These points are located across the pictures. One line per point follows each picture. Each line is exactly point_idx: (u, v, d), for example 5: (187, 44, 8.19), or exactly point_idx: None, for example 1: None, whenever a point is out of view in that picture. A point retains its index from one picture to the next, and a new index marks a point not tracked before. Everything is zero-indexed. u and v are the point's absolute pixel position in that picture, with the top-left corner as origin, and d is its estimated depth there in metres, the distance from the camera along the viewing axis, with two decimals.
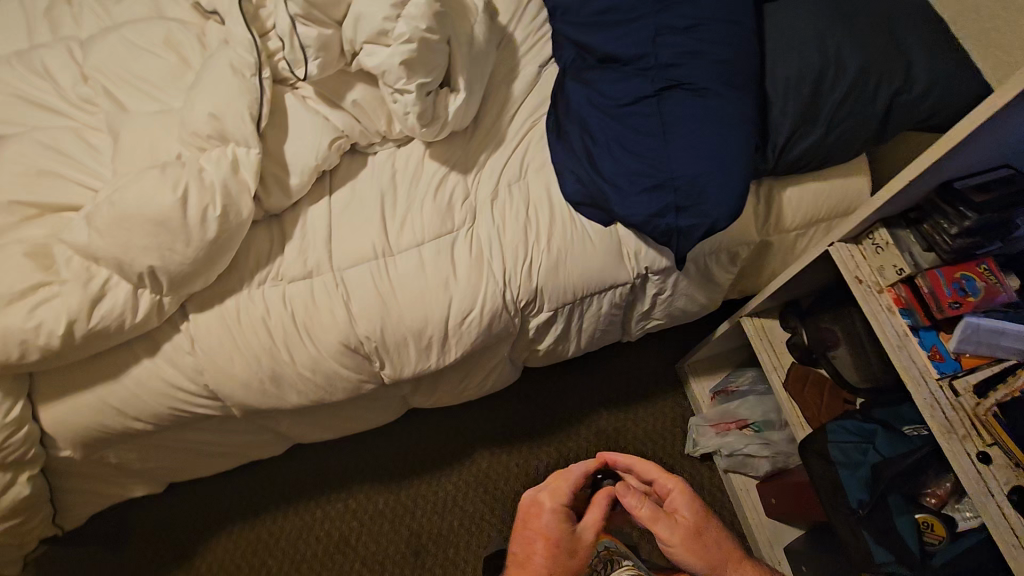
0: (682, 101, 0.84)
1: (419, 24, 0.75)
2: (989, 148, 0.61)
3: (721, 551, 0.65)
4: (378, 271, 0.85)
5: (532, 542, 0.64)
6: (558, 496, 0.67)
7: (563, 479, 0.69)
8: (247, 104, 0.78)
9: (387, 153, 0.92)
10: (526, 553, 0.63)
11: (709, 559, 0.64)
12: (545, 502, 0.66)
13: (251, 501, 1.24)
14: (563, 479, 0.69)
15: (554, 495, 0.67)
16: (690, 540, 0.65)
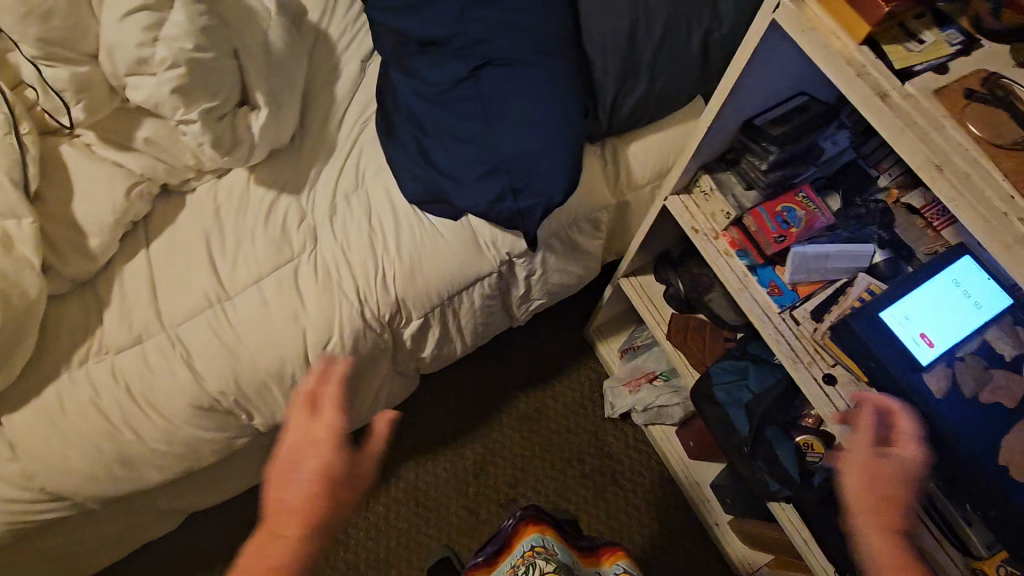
0: (498, 78, 0.80)
1: (183, 45, 0.66)
2: (773, 81, 0.63)
3: (895, 507, 0.49)
4: (218, 319, 0.78)
5: (303, 487, 0.52)
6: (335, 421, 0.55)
7: (296, 419, 0.55)
8: (7, 169, 0.69)
9: (207, 188, 0.84)
10: (292, 506, 0.51)
11: (868, 488, 0.51)
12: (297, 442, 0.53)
13: None
14: (332, 402, 0.56)
15: (330, 428, 0.54)
16: (869, 468, 0.51)
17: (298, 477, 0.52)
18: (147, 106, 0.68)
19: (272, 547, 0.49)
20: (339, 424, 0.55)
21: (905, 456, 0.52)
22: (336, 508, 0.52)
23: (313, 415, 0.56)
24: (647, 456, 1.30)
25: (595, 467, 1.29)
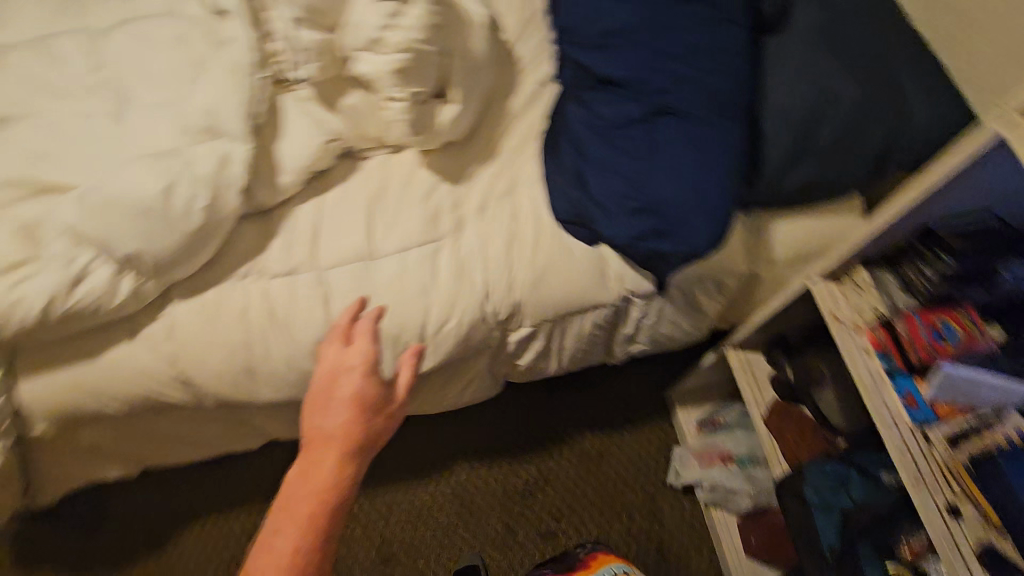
0: (671, 127, 0.83)
1: (414, 35, 0.75)
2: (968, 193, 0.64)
3: None
4: (360, 274, 0.86)
5: (337, 415, 0.74)
6: (337, 353, 0.80)
7: (360, 340, 0.80)
8: (243, 102, 0.80)
9: (381, 159, 0.93)
10: (330, 431, 0.73)
11: None
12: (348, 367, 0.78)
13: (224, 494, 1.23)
14: (361, 337, 0.80)
15: (362, 356, 0.79)
16: None
17: (323, 399, 0.76)
18: (368, 78, 0.78)
19: (314, 464, 0.70)
20: (369, 356, 0.80)
21: None
22: (355, 433, 0.73)
23: (336, 349, 0.80)
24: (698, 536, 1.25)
25: (641, 528, 1.26)
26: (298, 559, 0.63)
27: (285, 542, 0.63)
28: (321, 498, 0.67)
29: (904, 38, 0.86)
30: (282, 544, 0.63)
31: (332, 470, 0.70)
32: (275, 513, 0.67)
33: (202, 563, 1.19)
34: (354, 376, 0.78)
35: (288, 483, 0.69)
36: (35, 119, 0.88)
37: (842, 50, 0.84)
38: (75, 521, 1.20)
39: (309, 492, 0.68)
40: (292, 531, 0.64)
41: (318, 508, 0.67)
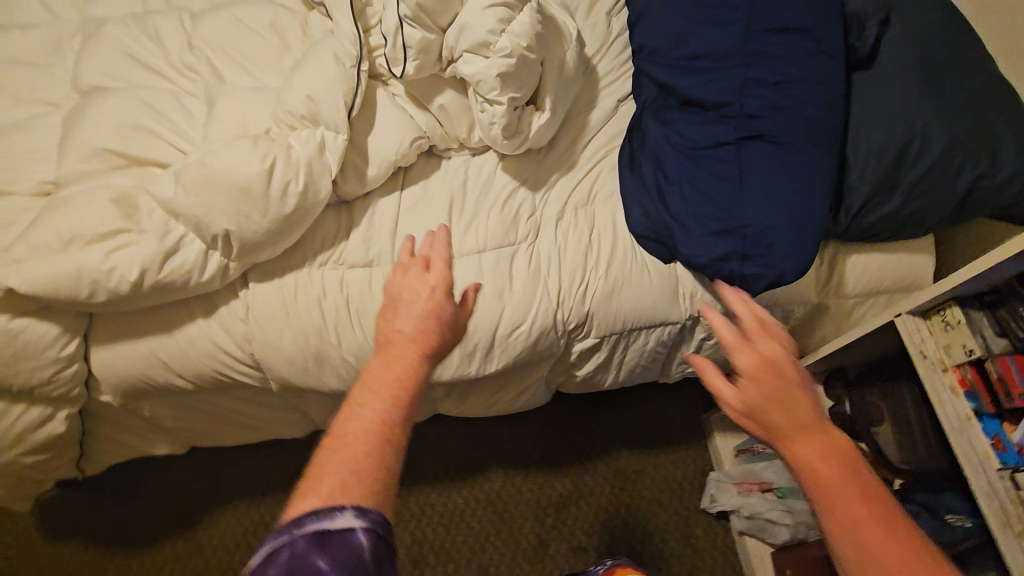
0: (762, 153, 0.83)
1: (520, 42, 0.76)
2: None
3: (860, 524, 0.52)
4: None
5: (415, 319, 0.63)
6: (414, 272, 0.70)
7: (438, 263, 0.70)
8: (344, 93, 0.80)
9: (461, 160, 0.94)
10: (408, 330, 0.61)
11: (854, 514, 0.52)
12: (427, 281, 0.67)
13: (258, 480, 1.22)
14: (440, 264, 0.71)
15: (442, 275, 0.68)
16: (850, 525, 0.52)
17: (398, 309, 0.63)
18: (470, 80, 0.78)
19: (397, 352, 0.58)
20: (448, 280, 0.68)
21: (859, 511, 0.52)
22: (437, 336, 0.62)
23: (414, 271, 0.70)
24: (730, 564, 1.24)
25: (674, 552, 1.25)
26: (390, 423, 0.51)
27: (374, 412, 0.51)
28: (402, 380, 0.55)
29: (1000, 84, 0.86)
30: (371, 413, 0.51)
31: (415, 364, 0.58)
32: (351, 396, 0.53)
33: (231, 548, 1.18)
34: (436, 293, 0.66)
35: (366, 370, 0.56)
36: (132, 93, 0.90)
37: (936, 91, 0.84)
38: (108, 493, 1.19)
39: (389, 380, 0.55)
40: (380, 407, 0.52)
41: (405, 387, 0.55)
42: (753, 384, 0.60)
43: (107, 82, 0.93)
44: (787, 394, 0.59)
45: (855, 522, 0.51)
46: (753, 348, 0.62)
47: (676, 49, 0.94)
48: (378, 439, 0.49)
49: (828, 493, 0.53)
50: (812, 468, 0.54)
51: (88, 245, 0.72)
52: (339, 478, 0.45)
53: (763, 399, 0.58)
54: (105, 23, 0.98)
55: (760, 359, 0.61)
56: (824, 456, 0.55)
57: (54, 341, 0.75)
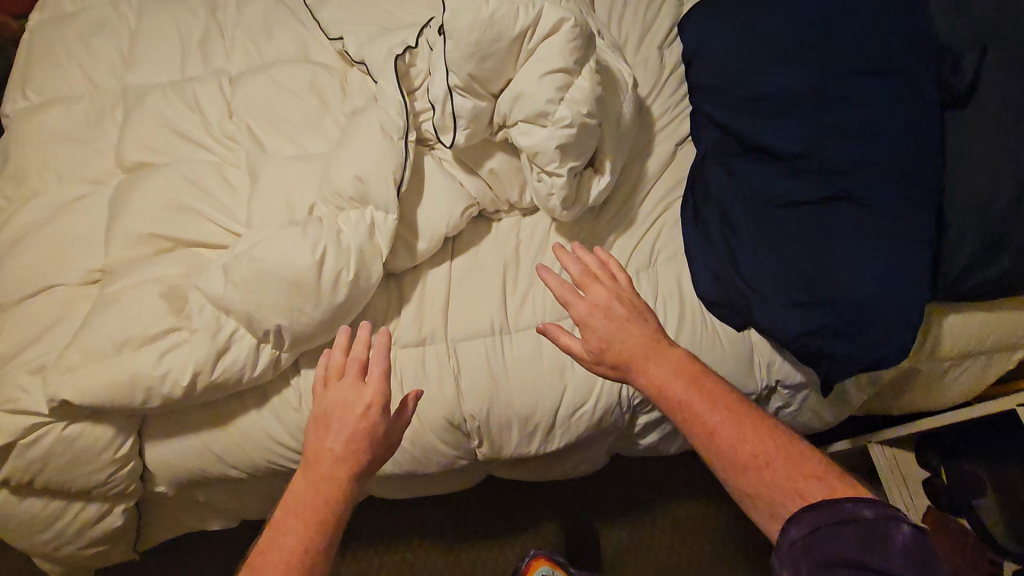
0: (850, 215, 0.75)
1: (580, 109, 0.70)
2: None
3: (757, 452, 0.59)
4: (492, 350, 0.81)
5: (342, 438, 0.62)
6: (346, 379, 0.64)
7: (378, 364, 0.64)
8: (393, 169, 0.76)
9: (512, 222, 0.88)
10: (335, 454, 0.62)
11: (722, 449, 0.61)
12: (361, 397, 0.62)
13: None
14: (375, 368, 0.64)
15: (377, 388, 0.63)
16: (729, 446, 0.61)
17: (331, 426, 0.63)
18: (527, 152, 0.72)
19: (326, 479, 0.61)
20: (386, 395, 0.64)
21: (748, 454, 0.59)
22: (366, 456, 0.63)
23: (344, 375, 0.65)
24: None
25: None
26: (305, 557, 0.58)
27: (292, 542, 0.58)
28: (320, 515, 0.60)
29: None
30: (299, 535, 0.59)
31: (339, 495, 0.61)
32: (281, 515, 0.61)
33: None
34: (356, 422, 0.62)
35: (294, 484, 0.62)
36: (174, 170, 0.88)
37: None
38: None
39: (310, 513, 0.60)
40: (307, 534, 0.59)
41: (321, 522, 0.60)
42: (614, 347, 0.68)
43: (151, 157, 0.91)
44: (646, 347, 0.68)
45: (735, 437, 0.60)
46: (600, 312, 0.70)
47: (737, 90, 0.87)
48: (298, 565, 0.57)
49: (712, 429, 0.61)
50: (687, 405, 0.63)
51: (138, 348, 0.70)
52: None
53: (626, 355, 0.68)
54: (145, 93, 0.96)
55: (605, 321, 0.69)
56: (688, 390, 0.64)
57: (109, 443, 0.73)
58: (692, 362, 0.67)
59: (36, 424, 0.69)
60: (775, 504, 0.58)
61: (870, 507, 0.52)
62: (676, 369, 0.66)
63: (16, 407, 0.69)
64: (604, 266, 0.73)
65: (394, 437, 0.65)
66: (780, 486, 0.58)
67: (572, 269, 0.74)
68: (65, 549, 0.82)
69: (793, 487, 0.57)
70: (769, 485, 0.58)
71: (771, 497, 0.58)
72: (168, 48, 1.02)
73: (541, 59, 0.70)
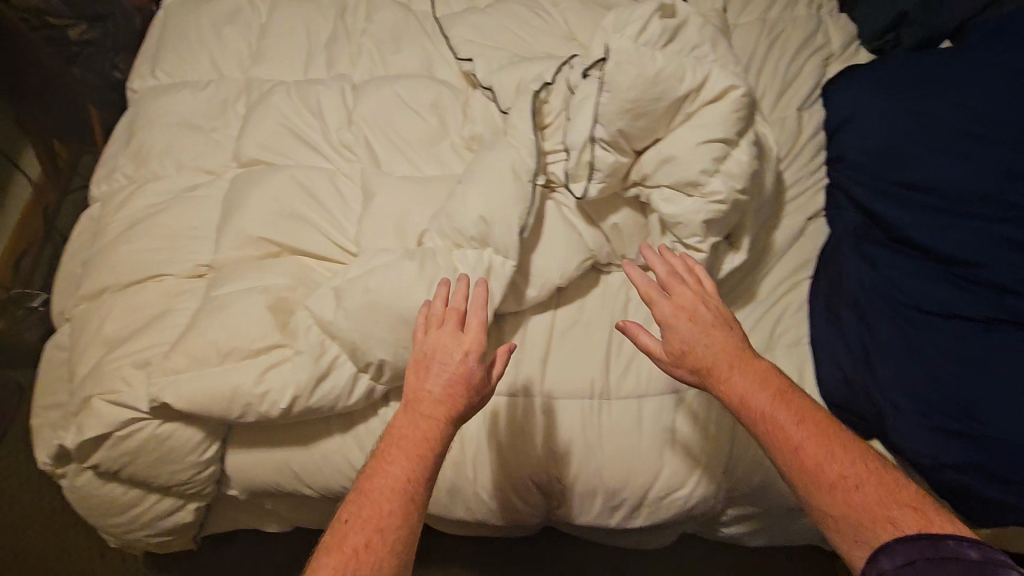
0: (1015, 343, 0.67)
1: (736, 184, 0.65)
2: None
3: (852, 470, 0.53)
4: (587, 415, 0.77)
5: (440, 385, 0.59)
6: (440, 326, 0.62)
7: (480, 314, 0.61)
8: (519, 213, 0.72)
9: (623, 278, 0.83)
10: (431, 399, 0.58)
11: (811, 460, 0.54)
12: (460, 344, 0.60)
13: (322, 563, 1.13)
14: (476, 321, 0.61)
15: (478, 338, 0.60)
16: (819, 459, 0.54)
17: (425, 371, 0.60)
18: (667, 220, 0.68)
19: (423, 419, 0.58)
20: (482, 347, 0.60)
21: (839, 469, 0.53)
22: (462, 406, 0.59)
23: (436, 322, 0.62)
24: None
25: None
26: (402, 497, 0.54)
27: (398, 477, 0.55)
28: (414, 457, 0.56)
29: None
30: (405, 473, 0.55)
31: (436, 436, 0.57)
32: (380, 452, 0.57)
33: None
34: (453, 365, 0.59)
35: (394, 426, 0.59)
36: (290, 174, 0.87)
37: None
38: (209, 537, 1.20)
39: (407, 451, 0.56)
40: (410, 472, 0.56)
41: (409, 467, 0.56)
42: (696, 350, 0.61)
43: (268, 156, 0.91)
44: (729, 352, 0.61)
45: (824, 454, 0.54)
46: (684, 314, 0.62)
47: (895, 172, 0.81)
48: (403, 498, 0.54)
49: (797, 444, 0.55)
50: (770, 418, 0.57)
51: (242, 362, 0.69)
52: (383, 527, 0.52)
53: (709, 360, 0.60)
54: (269, 90, 0.96)
55: (689, 323, 0.62)
56: (773, 402, 0.58)
57: (195, 448, 0.73)
58: (777, 377, 0.60)
59: (133, 418, 0.70)
60: (871, 528, 0.50)
61: (975, 547, 0.45)
62: (761, 382, 0.59)
63: (118, 400, 0.69)
64: (687, 263, 0.65)
65: (486, 386, 0.61)
66: (874, 511, 0.51)
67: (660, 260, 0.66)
68: (134, 533, 0.83)
69: (885, 515, 0.50)
70: (859, 508, 0.52)
71: (872, 519, 0.51)
72: (297, 47, 1.02)
73: (700, 126, 0.66)
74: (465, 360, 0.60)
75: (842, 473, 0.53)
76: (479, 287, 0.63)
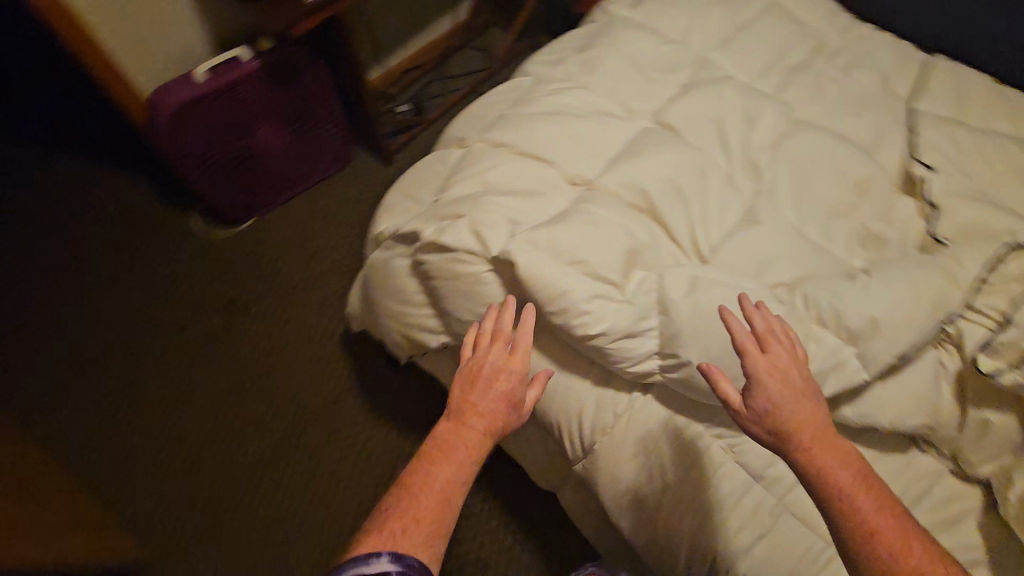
0: None
1: None
2: None
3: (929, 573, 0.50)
4: (807, 551, 0.70)
5: (489, 398, 0.65)
6: (495, 345, 0.68)
7: (526, 348, 0.68)
8: (904, 340, 0.69)
9: (934, 467, 0.73)
10: (479, 408, 0.64)
11: (888, 549, 0.51)
12: (507, 361, 0.67)
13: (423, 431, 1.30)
14: (524, 348, 0.68)
15: (523, 362, 0.67)
16: (896, 550, 0.51)
17: (473, 383, 0.66)
18: None
19: (465, 427, 0.63)
20: (527, 373, 0.67)
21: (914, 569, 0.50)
22: (500, 423, 0.65)
23: (486, 347, 0.69)
24: None
25: None
26: (445, 490, 0.58)
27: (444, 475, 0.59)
28: (456, 462, 0.60)
29: None
30: (448, 471, 0.59)
31: (476, 445, 0.62)
32: (422, 457, 0.61)
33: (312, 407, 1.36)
34: (502, 377, 0.66)
35: (435, 433, 0.63)
36: (696, 156, 0.90)
37: None
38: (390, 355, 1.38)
39: (449, 454, 0.61)
40: (454, 469, 0.60)
41: (453, 471, 0.60)
42: (783, 415, 0.59)
43: (684, 130, 0.95)
44: (815, 426, 0.59)
45: (902, 550, 0.51)
46: (778, 376, 0.61)
47: None
48: (447, 497, 0.58)
49: (873, 529, 0.52)
50: (847, 495, 0.54)
51: (584, 274, 0.75)
52: (420, 520, 0.55)
53: (795, 426, 0.58)
54: (720, 79, 1.01)
55: (781, 388, 0.60)
56: (856, 484, 0.55)
57: (491, 305, 0.81)
58: (861, 462, 0.57)
59: (475, 252, 0.79)
60: None
61: None
62: (843, 461, 0.57)
63: (476, 233, 0.80)
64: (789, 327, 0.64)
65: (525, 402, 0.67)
66: None
67: (756, 318, 0.65)
68: (388, 321, 0.97)
69: None
70: None
71: None
72: (762, 59, 1.06)
73: None
74: (507, 377, 0.66)
75: (912, 567, 0.50)
76: (531, 315, 0.70)
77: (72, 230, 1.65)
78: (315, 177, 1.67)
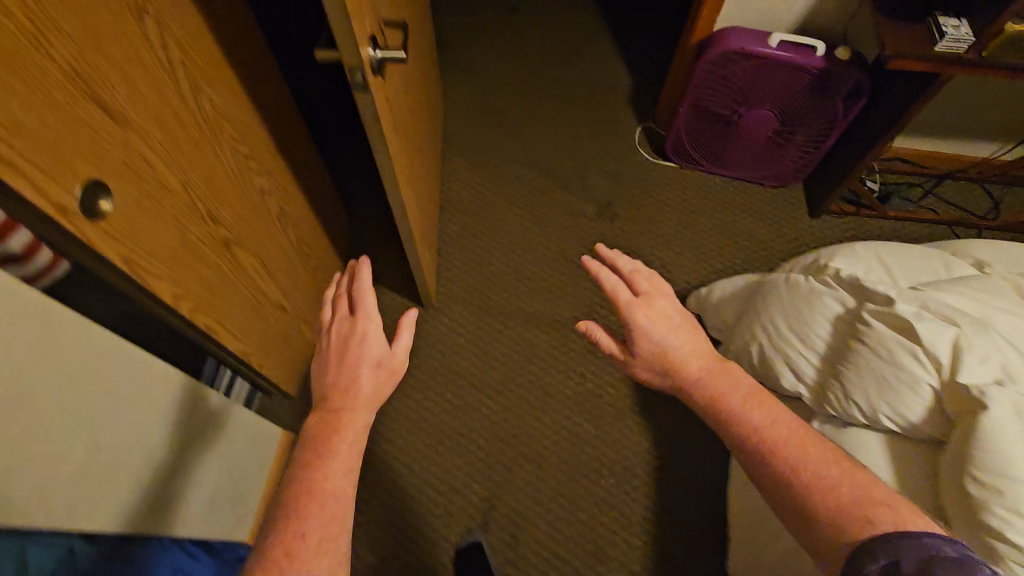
0: None
1: None
2: None
3: (804, 453, 0.63)
4: None
5: (354, 372, 0.75)
6: (339, 313, 0.80)
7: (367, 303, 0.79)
8: None
9: None
10: (350, 388, 0.74)
11: (778, 441, 0.64)
12: (366, 320, 0.78)
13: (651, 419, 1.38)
14: (371, 313, 0.79)
15: (365, 323, 0.78)
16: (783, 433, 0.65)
17: (331, 364, 0.76)
18: None
19: (329, 411, 0.72)
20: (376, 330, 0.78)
21: (803, 455, 0.63)
22: (367, 392, 0.75)
23: (331, 315, 0.81)
24: None
25: None
26: (326, 480, 0.66)
27: (327, 471, 0.66)
28: (330, 448, 0.68)
29: None
30: (333, 464, 0.67)
31: (349, 421, 0.71)
32: (298, 461, 0.68)
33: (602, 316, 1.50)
34: (355, 339, 0.77)
35: (308, 425, 0.71)
36: None
37: None
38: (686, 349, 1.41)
39: (325, 446, 0.68)
40: (347, 449, 0.69)
41: (333, 453, 0.68)
42: (669, 353, 0.76)
43: None
44: (693, 355, 0.75)
45: (783, 442, 0.65)
46: (660, 318, 0.78)
47: None
48: (326, 494, 0.64)
49: (759, 431, 0.66)
50: (735, 418, 0.69)
51: None
52: (304, 532, 0.61)
53: (681, 365, 0.75)
54: None
55: (659, 326, 0.78)
56: (742, 399, 0.70)
57: (896, 412, 0.74)
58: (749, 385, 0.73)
59: (934, 361, 0.73)
60: (854, 510, 0.57)
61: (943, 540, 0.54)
62: (730, 385, 0.71)
63: (956, 349, 0.71)
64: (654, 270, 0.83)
65: (399, 354, 0.80)
66: (846, 496, 0.59)
67: (622, 264, 0.84)
68: (757, 329, 0.97)
69: (869, 507, 0.57)
70: (833, 489, 0.59)
71: (832, 495, 0.59)
72: None
73: None
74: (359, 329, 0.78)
75: (785, 435, 0.65)
76: (362, 270, 0.82)
77: (562, 68, 1.92)
78: (744, 172, 1.70)
